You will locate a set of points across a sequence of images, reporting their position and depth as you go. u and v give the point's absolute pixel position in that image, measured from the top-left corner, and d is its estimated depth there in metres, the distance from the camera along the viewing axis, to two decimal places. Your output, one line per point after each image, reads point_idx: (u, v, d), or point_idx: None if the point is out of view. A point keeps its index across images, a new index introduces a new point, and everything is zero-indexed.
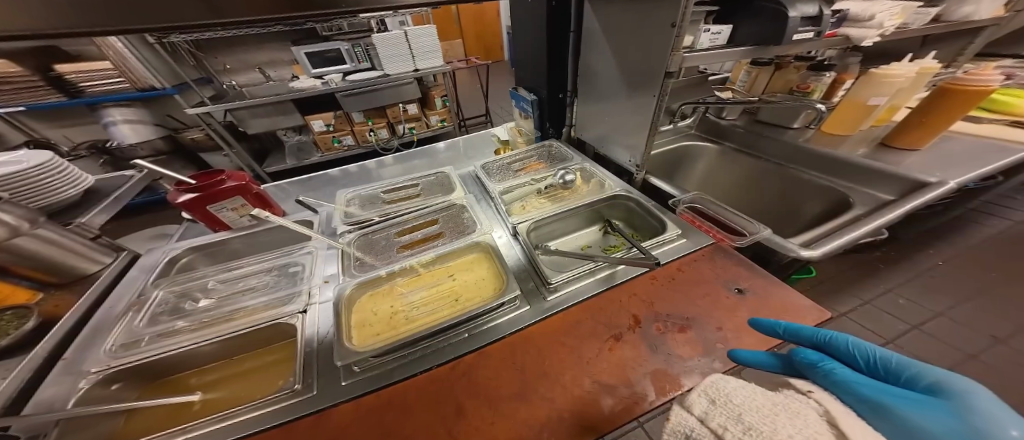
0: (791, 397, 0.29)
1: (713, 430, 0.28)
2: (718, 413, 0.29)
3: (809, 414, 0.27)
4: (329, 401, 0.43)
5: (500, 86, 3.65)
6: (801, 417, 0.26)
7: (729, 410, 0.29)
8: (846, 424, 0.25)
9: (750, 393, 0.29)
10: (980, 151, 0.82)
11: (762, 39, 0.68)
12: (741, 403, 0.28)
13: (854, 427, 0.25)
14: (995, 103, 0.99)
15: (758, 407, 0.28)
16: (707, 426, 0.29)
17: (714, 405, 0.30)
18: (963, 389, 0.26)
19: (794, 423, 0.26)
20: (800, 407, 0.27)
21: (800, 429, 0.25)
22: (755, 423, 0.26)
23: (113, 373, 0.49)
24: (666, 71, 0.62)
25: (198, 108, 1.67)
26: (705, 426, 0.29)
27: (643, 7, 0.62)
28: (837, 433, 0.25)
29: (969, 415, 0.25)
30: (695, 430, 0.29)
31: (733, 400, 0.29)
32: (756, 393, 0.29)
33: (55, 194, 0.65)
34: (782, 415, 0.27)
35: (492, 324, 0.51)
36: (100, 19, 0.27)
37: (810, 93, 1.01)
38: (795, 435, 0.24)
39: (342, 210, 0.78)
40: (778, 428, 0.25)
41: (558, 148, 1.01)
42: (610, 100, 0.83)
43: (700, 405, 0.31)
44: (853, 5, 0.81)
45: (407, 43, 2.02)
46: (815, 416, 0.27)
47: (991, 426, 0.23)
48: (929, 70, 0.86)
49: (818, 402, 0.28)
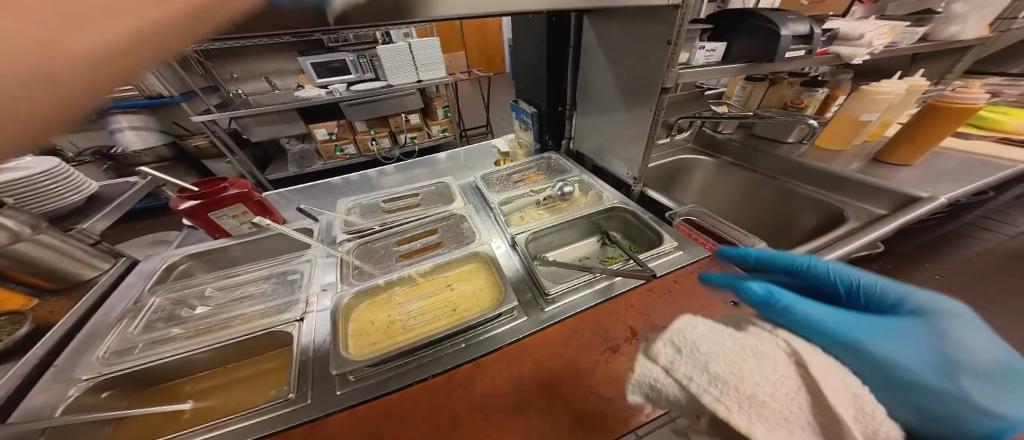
0: (758, 337, 0.33)
1: (677, 380, 0.32)
2: (685, 362, 0.32)
3: (779, 358, 0.31)
4: (322, 411, 0.42)
5: (502, 98, 3.73)
6: (768, 360, 0.31)
7: (695, 359, 0.32)
8: (812, 368, 0.29)
9: (719, 338, 0.32)
10: (970, 167, 0.84)
11: (756, 55, 0.71)
12: (707, 351, 0.31)
13: (818, 370, 0.29)
14: (983, 120, 1.01)
15: (725, 355, 0.31)
16: (674, 375, 0.32)
17: (681, 354, 0.33)
18: (936, 314, 0.34)
19: (758, 367, 0.30)
20: (766, 351, 0.31)
21: (763, 374, 0.29)
22: (721, 372, 0.30)
23: (106, 380, 0.49)
24: (663, 86, 0.64)
25: (205, 115, 1.72)
26: (672, 375, 0.32)
27: (640, 25, 0.65)
28: (803, 375, 0.30)
29: (929, 343, 0.33)
30: (659, 381, 0.33)
31: (700, 348, 0.32)
32: (722, 338, 0.32)
33: (56, 200, 0.66)
34: (745, 362, 0.30)
35: (490, 334, 0.51)
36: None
37: (804, 108, 1.04)
38: (759, 383, 0.29)
39: (343, 218, 0.79)
40: (745, 376, 0.29)
41: (556, 159, 1.02)
42: (608, 112, 0.85)
43: (666, 354, 0.34)
44: (842, 25, 0.84)
45: (410, 55, 2.07)
46: (783, 359, 0.31)
47: (946, 349, 0.32)
48: (918, 87, 0.88)
49: (785, 341, 0.32)
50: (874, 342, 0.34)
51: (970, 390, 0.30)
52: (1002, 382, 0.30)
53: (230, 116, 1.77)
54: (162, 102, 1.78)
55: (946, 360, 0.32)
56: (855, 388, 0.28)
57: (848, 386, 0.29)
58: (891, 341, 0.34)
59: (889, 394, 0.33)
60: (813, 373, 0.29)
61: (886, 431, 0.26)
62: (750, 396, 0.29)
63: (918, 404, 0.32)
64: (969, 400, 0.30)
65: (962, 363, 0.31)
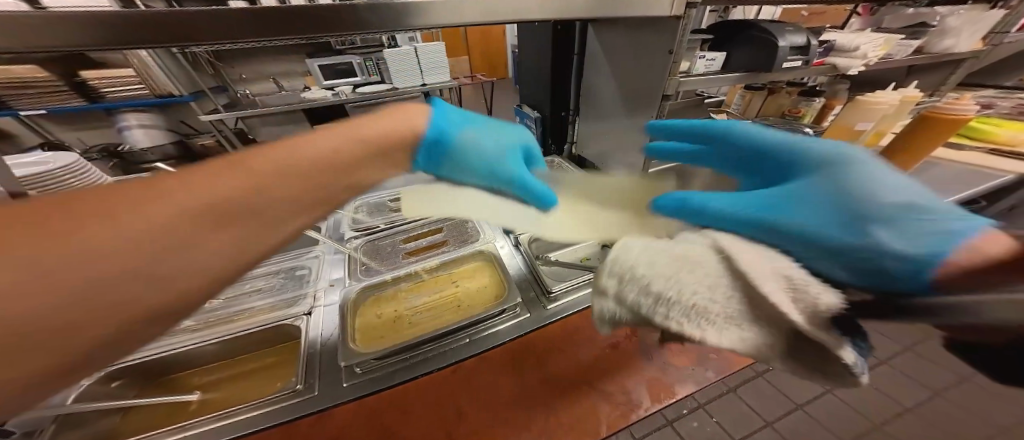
0: (690, 245, 0.30)
1: (629, 306, 0.30)
2: (628, 288, 0.30)
3: (709, 260, 0.27)
4: (330, 402, 0.43)
5: (505, 103, 3.78)
6: (703, 265, 0.27)
7: (636, 284, 0.29)
8: (741, 260, 0.26)
9: (648, 256, 0.30)
10: (964, 177, 0.86)
11: (754, 65, 0.73)
12: (645, 273, 0.29)
13: (745, 257, 0.26)
14: (976, 132, 1.03)
15: (660, 270, 0.28)
16: (624, 303, 0.30)
17: (624, 280, 0.30)
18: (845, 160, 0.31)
19: (693, 274, 0.27)
20: (697, 256, 0.28)
21: (700, 280, 0.26)
22: (660, 290, 0.27)
23: (118, 369, 0.51)
24: (664, 93, 0.66)
25: (213, 115, 1.75)
26: (622, 305, 0.31)
27: (642, 35, 0.67)
28: (728, 268, 0.27)
29: (841, 201, 0.28)
30: (617, 312, 0.32)
31: (638, 271, 0.29)
32: (654, 254, 0.30)
33: None
34: (683, 272, 0.27)
35: (493, 330, 0.52)
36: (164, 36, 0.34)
37: (801, 117, 1.08)
38: (697, 290, 0.26)
39: (351, 216, 0.81)
40: (682, 289, 0.26)
41: (559, 163, 1.05)
42: (610, 119, 0.87)
43: (613, 285, 0.32)
44: (838, 37, 0.86)
45: (416, 59, 2.11)
46: (714, 259, 0.27)
47: (861, 203, 0.27)
48: (911, 99, 0.91)
49: (709, 238, 0.30)
50: (787, 212, 0.30)
51: (898, 236, 0.24)
52: (918, 218, 0.25)
53: (238, 116, 1.80)
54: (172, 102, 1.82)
55: (863, 208, 0.27)
56: (778, 268, 0.25)
57: (775, 268, 0.25)
58: (798, 207, 0.30)
59: (820, 258, 0.27)
60: (737, 264, 0.26)
61: (823, 303, 0.22)
62: (690, 308, 0.26)
63: (857, 260, 0.26)
64: (893, 247, 0.24)
65: (887, 204, 0.26)
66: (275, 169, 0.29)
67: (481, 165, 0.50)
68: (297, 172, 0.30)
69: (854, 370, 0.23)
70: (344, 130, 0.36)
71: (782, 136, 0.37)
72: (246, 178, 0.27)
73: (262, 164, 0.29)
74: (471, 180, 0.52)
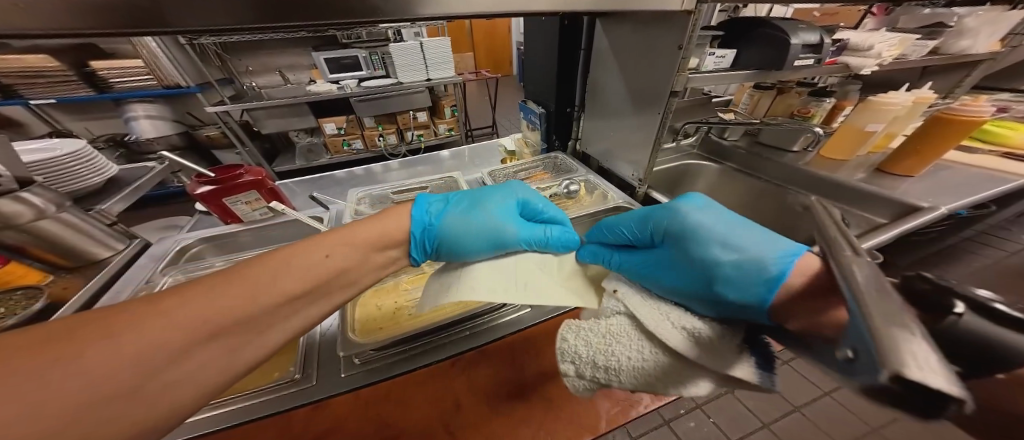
0: (608, 315, 0.38)
1: (590, 381, 0.36)
2: (585, 369, 0.36)
3: (626, 327, 0.36)
4: (327, 392, 0.44)
5: (509, 100, 3.76)
6: (622, 333, 0.36)
7: (587, 364, 0.36)
8: (648, 321, 0.35)
9: (586, 339, 0.37)
10: (975, 181, 0.84)
11: (764, 63, 0.72)
12: (588, 356, 0.36)
13: (656, 322, 0.35)
14: (988, 134, 1.01)
15: (598, 346, 0.36)
16: (585, 380, 0.37)
17: (578, 365, 0.36)
18: (700, 227, 0.44)
19: (622, 344, 0.35)
20: (619, 327, 0.36)
21: (631, 347, 0.34)
22: (607, 364, 0.35)
23: None
24: (672, 90, 0.65)
25: (218, 107, 1.76)
26: (583, 380, 0.37)
27: (651, 30, 0.66)
28: (640, 328, 0.36)
29: (701, 259, 0.41)
30: (585, 386, 0.37)
31: (584, 355, 0.36)
32: (589, 335, 0.37)
33: (80, 181, 0.69)
34: (615, 344, 0.35)
35: (494, 323, 0.52)
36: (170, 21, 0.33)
37: (811, 117, 1.05)
38: (628, 354, 0.34)
39: (353, 208, 0.81)
40: (620, 357, 0.34)
41: (563, 159, 1.04)
42: (617, 116, 0.86)
43: (570, 371, 0.37)
44: (852, 36, 0.84)
45: (421, 54, 2.10)
46: (630, 327, 0.36)
47: (713, 260, 0.40)
48: (925, 100, 0.88)
49: (619, 299, 0.40)
50: (664, 276, 0.44)
51: (737, 289, 0.36)
52: (749, 272, 0.36)
53: (244, 108, 1.82)
54: (178, 93, 1.83)
55: (715, 268, 0.39)
56: (670, 318, 0.35)
57: (676, 323, 0.34)
58: (676, 267, 0.43)
59: (699, 302, 0.39)
60: (646, 325, 0.35)
61: (695, 329, 0.33)
62: (632, 367, 0.34)
63: (706, 301, 0.38)
64: (732, 296, 0.36)
65: (724, 265, 0.38)
66: (273, 278, 0.35)
67: (482, 240, 0.53)
68: (295, 274, 0.36)
69: (762, 386, 0.30)
70: (336, 236, 0.42)
71: (660, 208, 0.51)
72: (248, 289, 0.33)
73: (261, 273, 0.35)
74: (483, 256, 0.53)
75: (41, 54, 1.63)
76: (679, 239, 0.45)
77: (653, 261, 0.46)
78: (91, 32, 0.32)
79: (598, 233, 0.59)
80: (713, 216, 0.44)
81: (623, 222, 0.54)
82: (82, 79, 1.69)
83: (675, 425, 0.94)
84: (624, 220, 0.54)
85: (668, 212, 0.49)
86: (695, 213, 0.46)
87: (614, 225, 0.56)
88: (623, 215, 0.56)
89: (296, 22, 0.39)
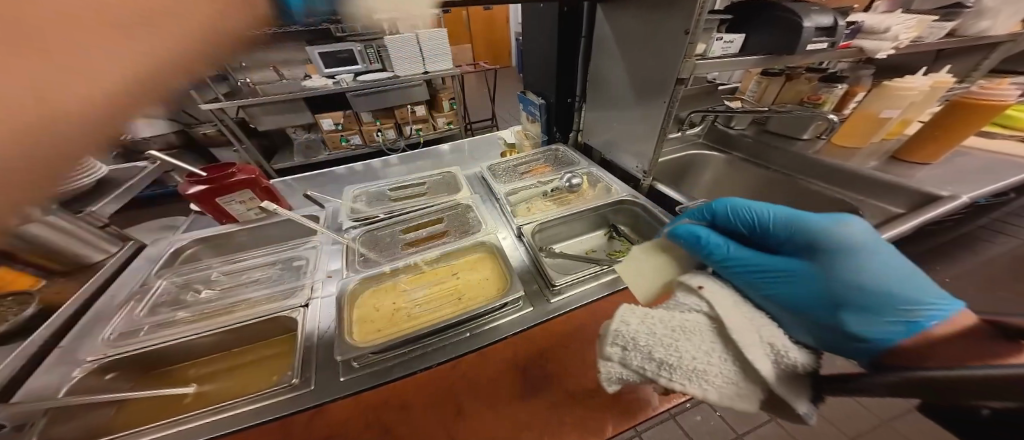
0: (685, 312, 0.38)
1: (635, 370, 0.37)
2: (635, 355, 0.36)
3: (701, 332, 0.36)
4: (326, 397, 0.42)
5: (509, 92, 3.70)
6: (694, 332, 0.36)
7: (641, 350, 0.36)
8: (737, 331, 0.34)
9: (652, 327, 0.37)
10: (994, 168, 0.81)
11: (774, 49, 0.68)
12: (647, 343, 0.36)
13: (743, 336, 0.34)
14: (1009, 119, 0.97)
15: (660, 338, 0.36)
16: (629, 367, 0.37)
17: (627, 350, 0.37)
18: (856, 254, 0.37)
19: (691, 342, 0.35)
20: (694, 326, 0.36)
21: (698, 346, 0.35)
22: (663, 358, 0.35)
23: (109, 362, 0.50)
24: (678, 77, 0.62)
25: (212, 104, 1.73)
26: (628, 368, 0.37)
27: (657, 14, 0.62)
28: (715, 333, 0.36)
29: (830, 281, 0.37)
30: (623, 373, 0.37)
31: (640, 342, 0.36)
32: (655, 326, 0.37)
33: (67, 182, 0.67)
34: (681, 340, 0.35)
35: (494, 324, 0.51)
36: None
37: (822, 104, 1.01)
38: (694, 356, 0.34)
39: (348, 206, 0.79)
40: (684, 355, 0.35)
41: (564, 152, 1.01)
42: (620, 106, 0.83)
43: (617, 353, 0.37)
44: (867, 17, 0.80)
45: (417, 45, 2.05)
46: (708, 332, 0.36)
47: (844, 288, 0.36)
48: (944, 83, 0.84)
49: (706, 296, 0.37)
50: (784, 284, 0.40)
51: (859, 316, 0.35)
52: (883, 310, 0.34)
53: (238, 105, 1.78)
54: None
55: (845, 297, 0.36)
56: (768, 335, 0.34)
57: (765, 337, 0.34)
58: (793, 279, 0.40)
59: (798, 313, 0.39)
60: (727, 331, 0.35)
61: (793, 358, 0.32)
62: (693, 369, 0.34)
63: (814, 318, 0.38)
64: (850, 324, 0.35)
65: (865, 289, 0.36)
66: None
67: None
68: None
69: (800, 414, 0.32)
70: None
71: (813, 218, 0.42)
72: None
73: None
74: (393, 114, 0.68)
75: None
76: (816, 256, 0.40)
77: (775, 264, 0.41)
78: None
79: (715, 215, 0.52)
80: (875, 246, 0.37)
81: (760, 211, 0.47)
82: None
83: (681, 419, 0.94)
84: (761, 209, 0.47)
85: (824, 226, 0.40)
86: (856, 226, 0.38)
87: (743, 209, 0.48)
88: (762, 203, 0.48)
89: None
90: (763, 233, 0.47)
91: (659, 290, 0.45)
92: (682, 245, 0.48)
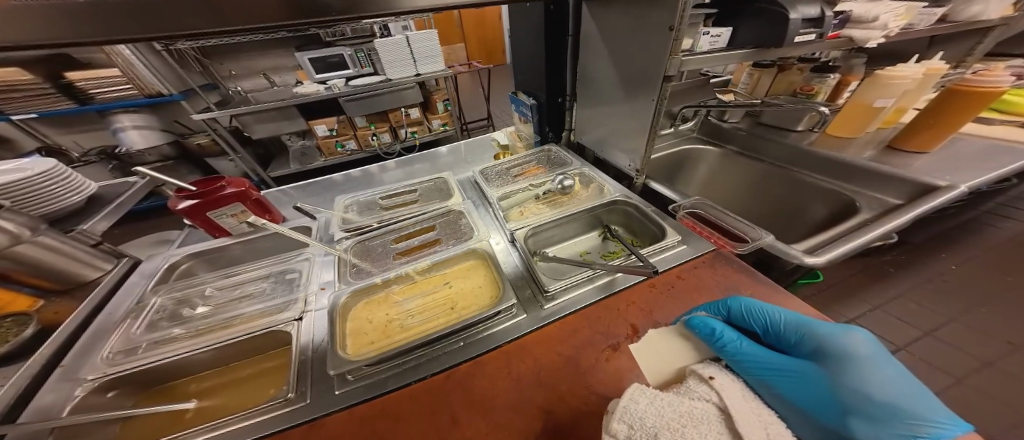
0: (692, 399, 0.36)
1: None
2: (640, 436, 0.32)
3: (712, 421, 0.33)
4: (321, 411, 0.42)
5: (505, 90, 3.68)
6: (702, 421, 0.33)
7: (647, 432, 0.32)
8: (741, 424, 0.33)
9: (660, 409, 0.34)
10: (992, 153, 0.81)
11: (761, 41, 0.67)
12: (654, 425, 0.32)
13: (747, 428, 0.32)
14: (1005, 104, 0.97)
15: (667, 421, 0.33)
16: None
17: (633, 429, 0.33)
18: (860, 363, 0.37)
19: (698, 430, 0.32)
20: (702, 415, 0.34)
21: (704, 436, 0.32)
22: None
23: (109, 381, 0.49)
24: (665, 74, 0.61)
25: (205, 114, 1.72)
26: None
27: (642, 10, 0.61)
28: (729, 427, 0.33)
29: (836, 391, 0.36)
30: None
31: (648, 423, 0.33)
32: (663, 408, 0.34)
33: (59, 201, 0.65)
34: (687, 427, 0.33)
35: (488, 332, 0.51)
36: (126, 24, 0.30)
37: (814, 95, 1.01)
38: None
39: (340, 216, 0.78)
40: None
41: (557, 152, 1.00)
42: (610, 103, 0.82)
43: (622, 430, 0.33)
44: (856, 5, 0.78)
45: (408, 48, 2.03)
46: (715, 424, 0.33)
47: (851, 399, 0.35)
48: (936, 71, 0.83)
49: (718, 388, 0.36)
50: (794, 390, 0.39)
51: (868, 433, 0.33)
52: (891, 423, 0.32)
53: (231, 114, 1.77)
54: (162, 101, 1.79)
55: (854, 406, 0.35)
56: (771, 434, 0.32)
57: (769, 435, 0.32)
58: (801, 387, 0.39)
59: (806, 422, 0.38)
60: (736, 423, 0.33)
61: None
62: None
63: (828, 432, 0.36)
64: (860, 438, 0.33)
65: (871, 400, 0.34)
66: None
67: None
68: None
69: None
70: None
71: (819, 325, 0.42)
72: None
73: None
74: None
75: (15, 68, 1.58)
76: (824, 363, 0.39)
77: (784, 369, 0.40)
78: (34, 48, 0.28)
79: (730, 311, 0.46)
80: (878, 357, 0.37)
81: (775, 315, 0.45)
82: (60, 91, 1.67)
83: None
84: (775, 313, 0.45)
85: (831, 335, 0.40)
86: (865, 341, 0.38)
87: (759, 312, 0.45)
88: (771, 305, 0.46)
89: (239, 25, 0.35)
90: (777, 335, 0.45)
91: (675, 375, 0.42)
92: (696, 335, 0.45)
